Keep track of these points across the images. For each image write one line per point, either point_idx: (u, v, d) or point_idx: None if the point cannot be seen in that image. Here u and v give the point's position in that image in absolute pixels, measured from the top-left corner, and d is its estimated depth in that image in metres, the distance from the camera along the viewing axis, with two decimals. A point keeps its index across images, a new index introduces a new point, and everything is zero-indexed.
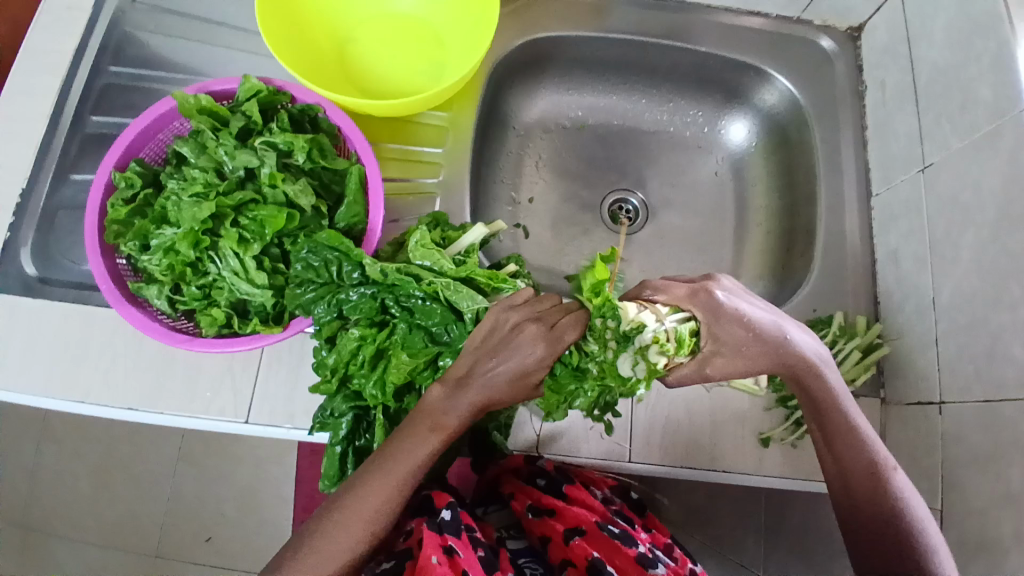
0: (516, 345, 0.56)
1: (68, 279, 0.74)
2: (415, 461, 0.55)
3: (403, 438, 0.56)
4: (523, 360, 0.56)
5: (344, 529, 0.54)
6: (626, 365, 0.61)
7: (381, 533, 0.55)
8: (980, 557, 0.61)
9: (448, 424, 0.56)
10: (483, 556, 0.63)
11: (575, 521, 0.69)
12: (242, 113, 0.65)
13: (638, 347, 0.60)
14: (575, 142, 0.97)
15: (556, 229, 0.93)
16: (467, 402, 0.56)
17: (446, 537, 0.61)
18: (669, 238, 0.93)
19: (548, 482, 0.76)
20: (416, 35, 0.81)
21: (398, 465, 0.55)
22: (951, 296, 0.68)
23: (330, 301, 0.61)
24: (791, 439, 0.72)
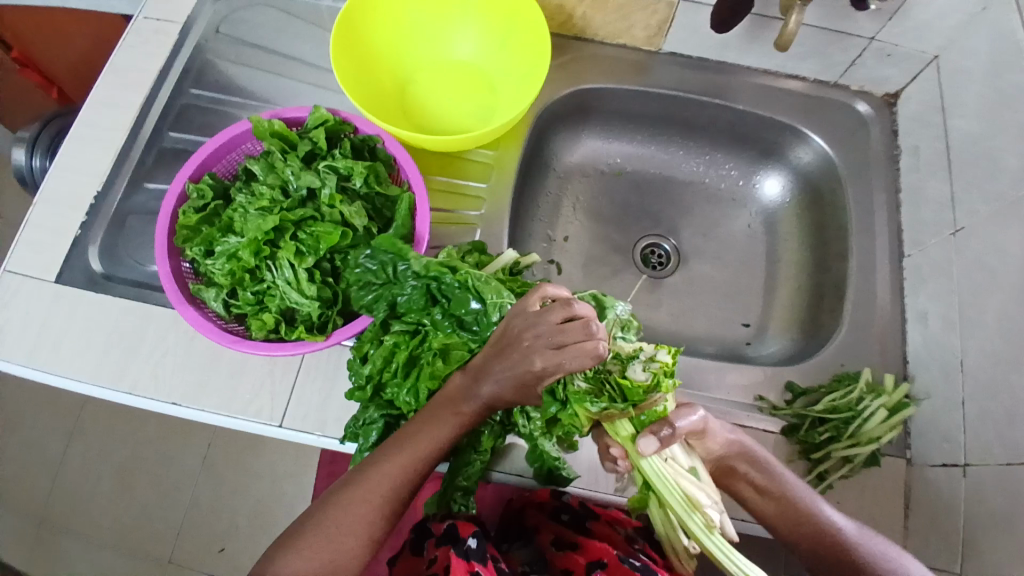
0: (515, 356, 0.56)
1: (130, 276, 0.79)
2: (429, 444, 0.60)
3: (421, 422, 0.60)
4: (520, 372, 0.56)
5: (355, 505, 0.58)
6: (636, 372, 0.59)
7: (395, 508, 0.60)
8: None
9: (466, 410, 0.60)
10: None
11: (598, 554, 0.67)
12: (309, 138, 0.71)
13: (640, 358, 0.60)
14: (612, 187, 1.01)
15: (588, 266, 0.96)
16: (481, 395, 0.59)
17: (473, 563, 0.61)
18: (697, 285, 0.96)
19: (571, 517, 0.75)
20: (471, 81, 0.87)
21: (410, 449, 0.60)
22: (975, 358, 0.69)
23: (387, 299, 0.65)
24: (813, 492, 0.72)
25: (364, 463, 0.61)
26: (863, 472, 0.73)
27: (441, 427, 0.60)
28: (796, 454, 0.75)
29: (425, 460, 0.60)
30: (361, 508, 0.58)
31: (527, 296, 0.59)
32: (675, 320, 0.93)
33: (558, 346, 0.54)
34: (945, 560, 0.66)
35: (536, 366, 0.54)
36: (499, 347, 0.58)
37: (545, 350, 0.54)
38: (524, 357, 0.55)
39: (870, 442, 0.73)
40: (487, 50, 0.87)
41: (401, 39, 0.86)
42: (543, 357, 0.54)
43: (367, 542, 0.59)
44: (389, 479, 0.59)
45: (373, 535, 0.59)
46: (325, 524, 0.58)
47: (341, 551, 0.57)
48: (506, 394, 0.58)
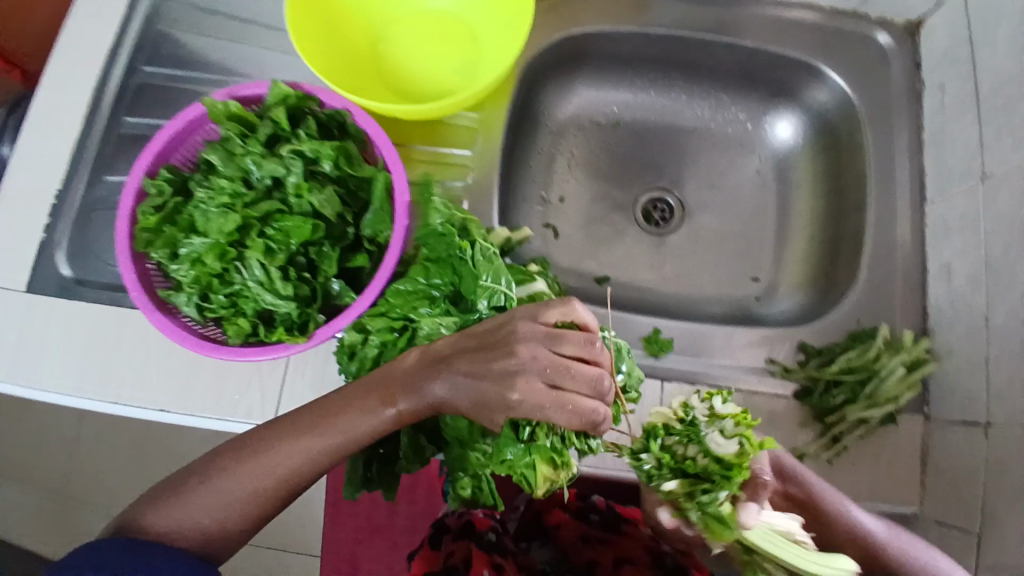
0: (491, 370, 0.49)
1: (103, 279, 0.75)
2: (351, 435, 0.54)
3: (347, 406, 0.54)
4: (490, 386, 0.49)
5: (251, 475, 0.54)
6: (720, 445, 0.56)
7: (294, 487, 0.55)
8: None
9: (400, 403, 0.53)
10: None
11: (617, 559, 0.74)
12: (270, 119, 0.65)
13: (709, 423, 0.58)
14: (609, 140, 0.94)
15: (588, 228, 0.90)
16: (428, 390, 0.52)
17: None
18: (703, 241, 0.90)
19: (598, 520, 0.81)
20: (449, 32, 0.79)
21: (328, 434, 0.53)
22: (1004, 318, 0.64)
23: (424, 231, 0.62)
24: (827, 455, 0.69)
25: (272, 432, 0.55)
26: (881, 433, 0.71)
27: (372, 416, 0.53)
28: (809, 416, 0.72)
29: (340, 447, 0.54)
30: (254, 480, 0.54)
31: (548, 308, 0.53)
32: (680, 281, 0.88)
33: (556, 391, 0.49)
34: (962, 522, 0.64)
35: (510, 393, 0.48)
36: (474, 349, 0.51)
37: (537, 383, 0.48)
38: (506, 385, 0.49)
39: (888, 403, 0.71)
40: None
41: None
42: (532, 386, 0.49)
43: (253, 515, 0.55)
44: (295, 458, 0.54)
45: (262, 509, 0.55)
46: (212, 485, 0.54)
47: (224, 518, 0.54)
48: (461, 405, 0.51)
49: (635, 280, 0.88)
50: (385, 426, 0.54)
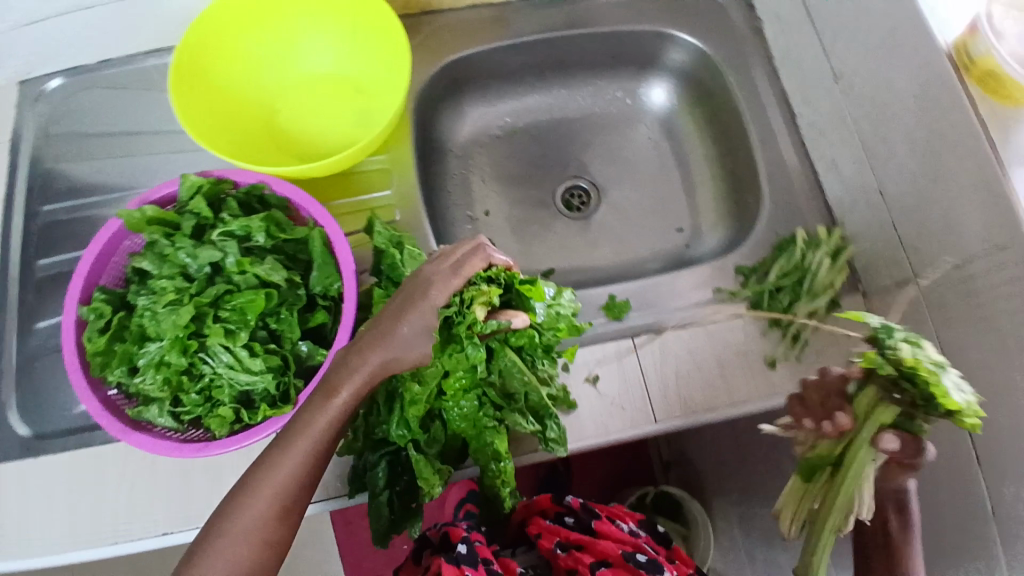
0: (406, 292, 0.57)
1: (62, 425, 0.72)
2: (319, 433, 0.53)
3: (303, 412, 0.54)
4: (410, 299, 0.56)
5: (245, 510, 0.52)
6: (956, 393, 0.54)
7: (295, 506, 0.54)
8: (996, 409, 0.62)
9: (345, 380, 0.54)
10: None
11: (602, 554, 0.74)
12: (190, 212, 0.66)
13: (952, 376, 0.56)
14: (512, 148, 1.00)
15: (519, 231, 0.95)
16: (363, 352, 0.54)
17: (463, 566, 0.67)
18: (624, 212, 0.97)
19: (577, 520, 0.81)
20: (335, 90, 0.83)
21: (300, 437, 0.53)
22: (896, 184, 0.72)
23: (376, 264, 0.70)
24: (794, 353, 0.76)
25: (251, 469, 0.54)
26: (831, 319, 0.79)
27: (329, 413, 0.53)
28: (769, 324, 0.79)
29: (318, 450, 0.54)
30: (251, 514, 0.52)
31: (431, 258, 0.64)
32: (617, 252, 0.94)
33: (454, 266, 0.58)
34: None
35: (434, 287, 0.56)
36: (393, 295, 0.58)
37: (443, 271, 0.57)
38: (422, 286, 0.56)
39: (826, 291, 0.79)
40: (340, 53, 0.82)
41: (253, 71, 0.80)
42: (442, 275, 0.57)
43: (269, 550, 0.53)
44: (279, 477, 0.53)
45: (274, 543, 0.53)
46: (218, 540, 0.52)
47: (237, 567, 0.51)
48: (403, 349, 0.54)
49: (577, 264, 0.93)
50: (346, 413, 0.54)
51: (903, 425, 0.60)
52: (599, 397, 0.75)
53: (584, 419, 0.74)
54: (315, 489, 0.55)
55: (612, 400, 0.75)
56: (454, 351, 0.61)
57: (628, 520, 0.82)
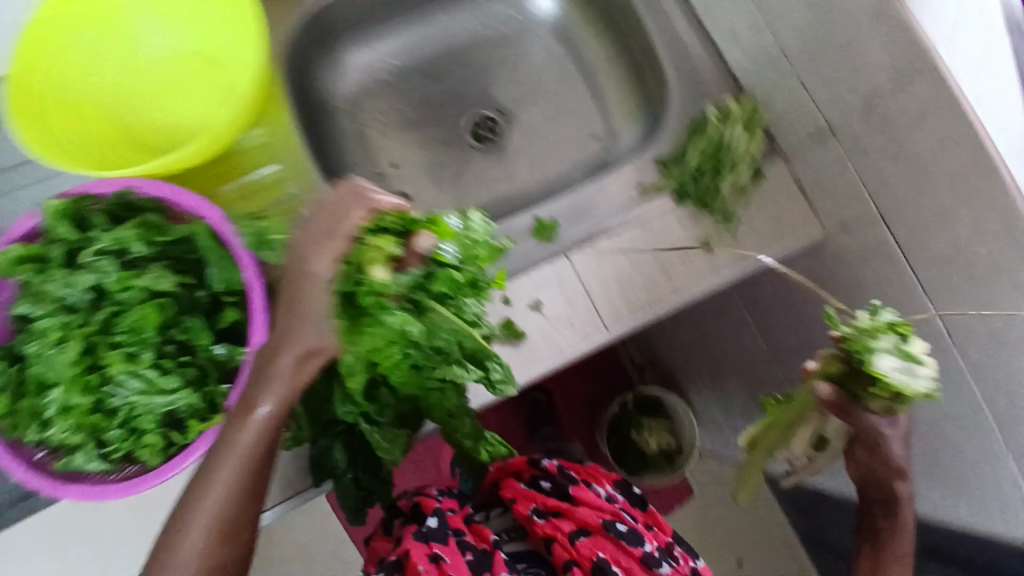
0: (293, 272, 0.49)
1: None
2: (244, 451, 0.49)
3: (223, 431, 0.49)
4: (304, 283, 0.49)
5: (183, 539, 0.49)
6: (885, 364, 0.57)
7: (239, 525, 0.51)
8: (937, 231, 0.66)
9: (261, 394, 0.48)
10: (473, 559, 0.65)
11: (581, 521, 0.72)
12: (58, 238, 0.59)
13: (901, 355, 0.58)
14: (404, 90, 0.93)
15: (432, 176, 0.90)
16: (275, 359, 0.48)
17: (432, 544, 0.64)
18: (535, 130, 0.92)
19: (554, 485, 0.76)
20: (188, 68, 0.74)
21: (227, 458, 0.49)
22: (792, 37, 0.69)
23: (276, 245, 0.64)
24: (726, 231, 0.77)
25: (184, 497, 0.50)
26: (757, 187, 0.78)
27: (249, 428, 0.49)
28: (698, 207, 0.77)
29: (249, 467, 0.49)
30: (193, 545, 0.49)
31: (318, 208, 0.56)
32: (537, 173, 0.90)
33: (331, 224, 0.50)
34: (860, 211, 0.73)
35: (316, 260, 0.49)
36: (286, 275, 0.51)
37: (326, 239, 0.50)
38: (309, 270, 0.49)
39: (749, 160, 0.78)
40: (181, 24, 0.73)
41: (84, 65, 0.70)
42: (328, 244, 0.49)
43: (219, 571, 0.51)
44: (213, 503, 0.49)
45: (223, 562, 0.51)
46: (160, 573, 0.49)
47: None
48: (311, 340, 0.49)
49: (499, 195, 0.89)
50: (270, 425, 0.49)
51: (847, 385, 0.61)
52: (544, 320, 0.74)
53: (537, 344, 0.73)
54: (259, 502, 0.52)
55: (560, 319, 0.74)
56: (369, 325, 0.55)
57: (603, 480, 0.77)
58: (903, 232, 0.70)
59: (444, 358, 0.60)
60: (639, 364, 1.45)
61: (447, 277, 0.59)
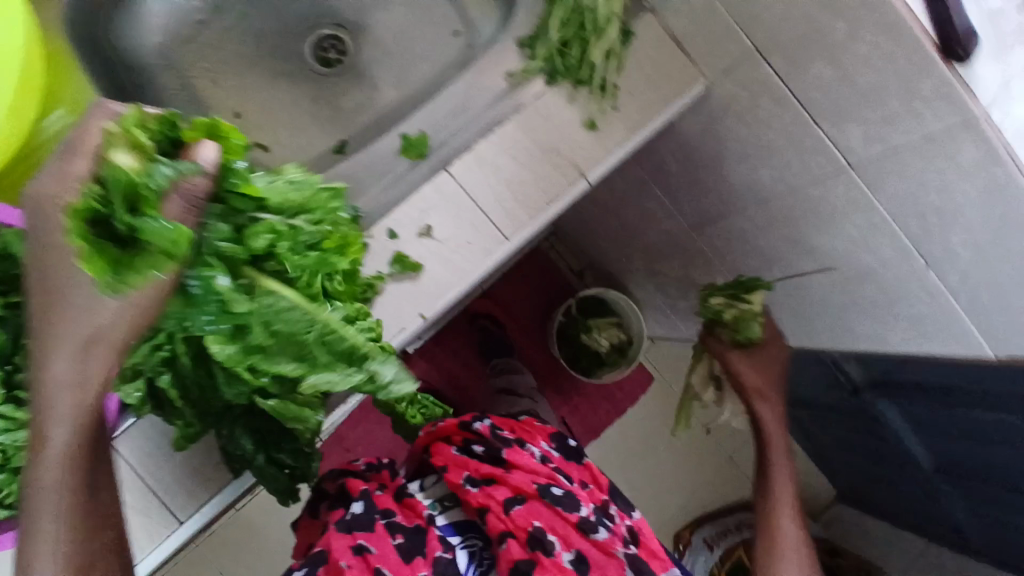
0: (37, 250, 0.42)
1: None
2: (58, 487, 0.43)
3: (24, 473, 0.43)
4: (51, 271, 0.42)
5: None
6: (712, 300, 0.88)
7: (95, 565, 0.45)
8: (814, 51, 0.62)
9: (48, 421, 0.42)
10: (401, 543, 0.68)
11: (514, 490, 0.72)
12: None
13: (731, 299, 0.87)
14: (229, 28, 0.82)
15: (287, 120, 0.81)
16: (44, 377, 0.42)
17: (356, 535, 0.67)
18: (389, 43, 0.84)
19: (487, 449, 0.77)
20: None
21: (43, 500, 0.43)
22: None
23: None
24: (607, 105, 0.72)
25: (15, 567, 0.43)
26: (630, 50, 0.73)
27: (52, 457, 0.42)
28: (571, 87, 0.71)
29: (75, 495, 0.44)
30: None
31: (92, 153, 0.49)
32: (401, 89, 0.82)
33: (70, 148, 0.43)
34: (739, 56, 0.69)
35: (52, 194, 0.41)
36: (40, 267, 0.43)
37: (51, 177, 0.42)
38: (40, 219, 0.41)
39: (614, 19, 0.70)
40: None
41: None
42: (56, 177, 0.42)
43: None
44: (48, 555, 0.43)
45: None
46: None
47: None
48: (86, 330, 0.42)
49: (364, 122, 0.81)
50: (75, 446, 0.43)
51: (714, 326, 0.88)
52: (437, 247, 0.70)
53: (436, 271, 0.70)
54: (113, 524, 0.46)
55: (454, 242, 0.70)
56: (137, 260, 0.44)
57: (537, 440, 0.80)
58: (784, 62, 0.66)
59: (294, 344, 0.55)
60: (570, 258, 1.44)
61: (265, 227, 0.53)
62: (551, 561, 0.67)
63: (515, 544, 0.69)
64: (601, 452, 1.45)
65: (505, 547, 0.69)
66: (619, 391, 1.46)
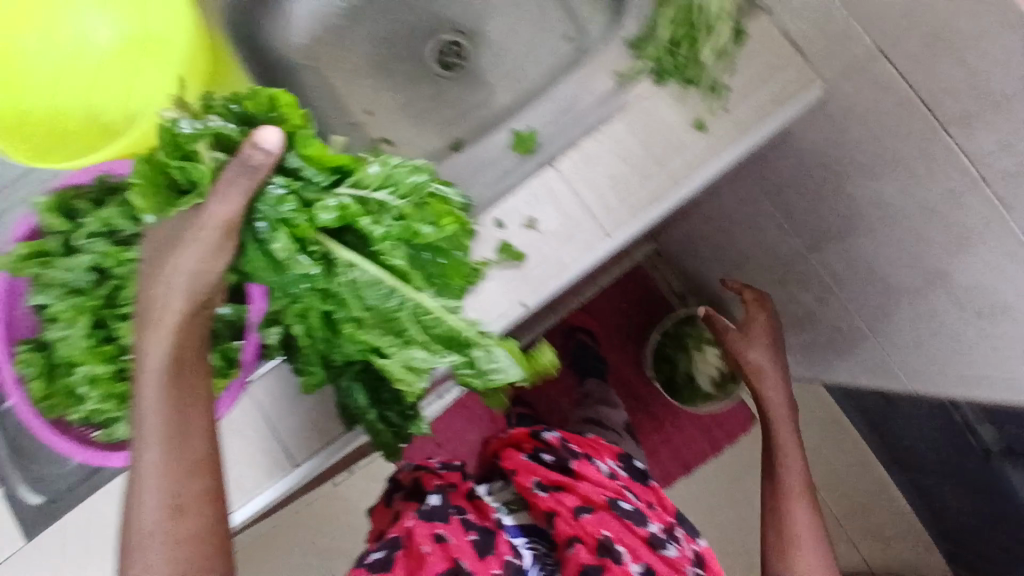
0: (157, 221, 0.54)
1: (66, 484, 0.75)
2: (158, 391, 0.50)
3: (137, 414, 0.50)
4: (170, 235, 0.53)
5: (147, 495, 0.48)
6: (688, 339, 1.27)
7: (207, 461, 0.51)
8: (942, 52, 0.58)
9: (159, 319, 0.51)
10: (478, 539, 0.69)
11: (584, 498, 0.73)
12: (54, 232, 0.62)
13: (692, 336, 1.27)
14: (361, 34, 0.91)
15: (407, 117, 0.88)
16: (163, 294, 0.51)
17: (436, 524, 0.68)
18: (503, 47, 0.89)
19: (555, 457, 0.79)
20: (128, 52, 0.70)
21: (148, 397, 0.49)
22: None
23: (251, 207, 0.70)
24: (717, 105, 0.71)
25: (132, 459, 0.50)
26: (743, 49, 0.71)
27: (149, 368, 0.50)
28: (681, 85, 0.72)
29: (166, 410, 0.49)
30: (153, 500, 0.48)
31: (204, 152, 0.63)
32: (511, 90, 0.88)
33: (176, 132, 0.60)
34: (854, 51, 0.66)
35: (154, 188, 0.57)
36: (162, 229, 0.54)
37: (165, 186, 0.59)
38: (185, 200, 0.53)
39: (725, 19, 0.71)
40: (115, 12, 0.69)
41: (19, 76, 0.67)
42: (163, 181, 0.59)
43: (203, 506, 0.50)
44: (154, 452, 0.49)
45: (201, 497, 0.50)
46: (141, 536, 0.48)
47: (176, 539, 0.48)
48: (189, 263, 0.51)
49: (476, 120, 0.87)
50: (172, 357, 0.51)
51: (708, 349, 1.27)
52: (541, 239, 0.72)
53: (538, 263, 0.72)
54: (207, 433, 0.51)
55: (559, 234, 0.72)
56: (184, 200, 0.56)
57: (604, 457, 0.82)
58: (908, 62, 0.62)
59: (382, 326, 0.62)
60: (673, 279, 1.40)
61: (335, 205, 0.59)
62: (620, 570, 0.67)
63: (586, 551, 0.69)
64: (689, 484, 1.39)
65: (573, 551, 0.69)
66: (716, 424, 1.39)
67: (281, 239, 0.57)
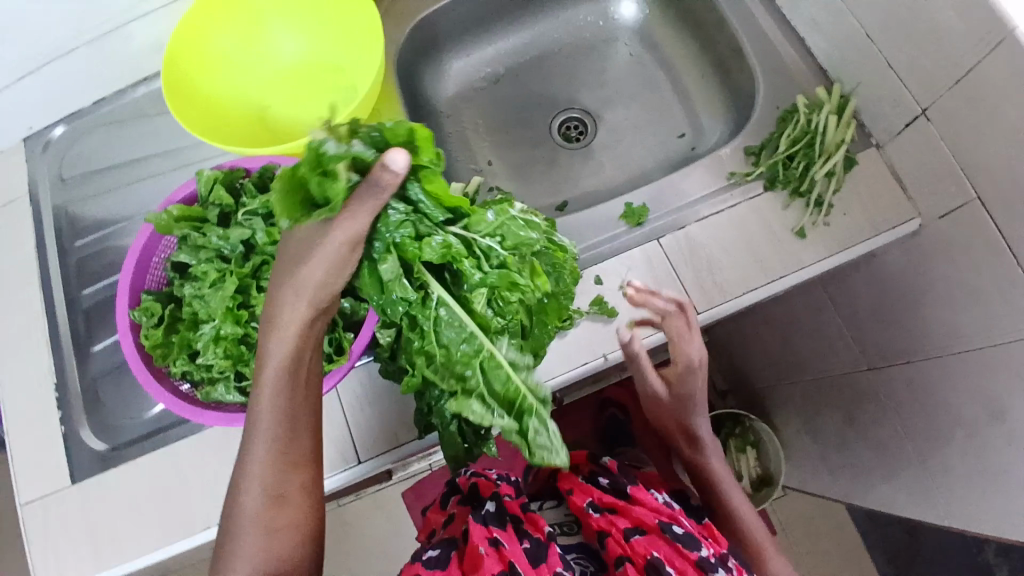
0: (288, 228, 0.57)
1: (134, 434, 0.78)
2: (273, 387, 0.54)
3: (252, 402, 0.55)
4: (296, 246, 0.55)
5: (250, 482, 0.54)
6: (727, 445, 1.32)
7: (302, 456, 0.56)
8: None
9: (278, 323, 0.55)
10: (530, 546, 0.70)
11: (636, 521, 0.74)
12: (214, 203, 0.68)
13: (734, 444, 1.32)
14: (498, 94, 1.01)
15: (523, 172, 0.96)
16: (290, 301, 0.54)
17: (491, 528, 0.69)
18: (622, 131, 0.98)
19: (612, 481, 0.81)
20: (314, 73, 0.80)
21: (263, 393, 0.54)
22: (882, 26, 0.72)
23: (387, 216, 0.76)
24: (821, 218, 0.77)
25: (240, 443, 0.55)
26: (849, 176, 0.79)
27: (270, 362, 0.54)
28: (789, 195, 0.78)
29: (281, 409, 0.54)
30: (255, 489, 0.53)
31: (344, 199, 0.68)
32: (622, 169, 0.96)
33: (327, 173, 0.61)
34: (956, 197, 0.72)
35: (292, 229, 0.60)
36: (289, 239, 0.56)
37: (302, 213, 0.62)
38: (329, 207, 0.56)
39: (839, 146, 0.78)
40: (313, 35, 0.78)
41: (223, 66, 0.76)
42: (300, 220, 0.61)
43: (303, 494, 0.56)
44: (263, 443, 0.54)
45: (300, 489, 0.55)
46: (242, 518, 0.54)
47: (273, 526, 0.54)
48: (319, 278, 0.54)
49: (586, 188, 0.95)
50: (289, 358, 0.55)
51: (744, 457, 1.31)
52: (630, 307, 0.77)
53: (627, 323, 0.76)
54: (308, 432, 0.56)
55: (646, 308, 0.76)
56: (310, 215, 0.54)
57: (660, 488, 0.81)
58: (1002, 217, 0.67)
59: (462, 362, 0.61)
60: None
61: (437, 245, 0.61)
62: None
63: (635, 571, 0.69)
64: None
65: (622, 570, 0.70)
66: None
67: (392, 263, 0.60)
